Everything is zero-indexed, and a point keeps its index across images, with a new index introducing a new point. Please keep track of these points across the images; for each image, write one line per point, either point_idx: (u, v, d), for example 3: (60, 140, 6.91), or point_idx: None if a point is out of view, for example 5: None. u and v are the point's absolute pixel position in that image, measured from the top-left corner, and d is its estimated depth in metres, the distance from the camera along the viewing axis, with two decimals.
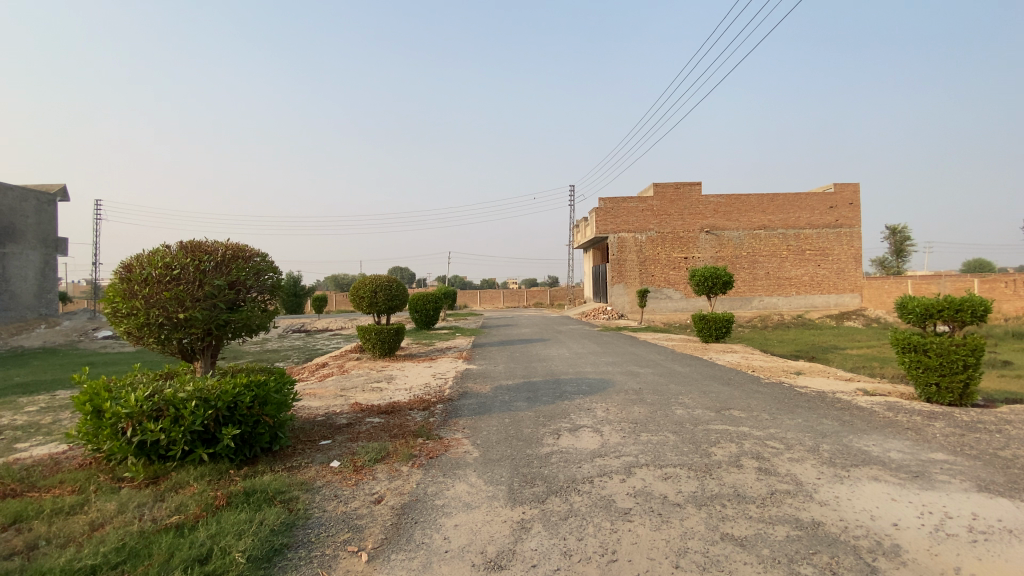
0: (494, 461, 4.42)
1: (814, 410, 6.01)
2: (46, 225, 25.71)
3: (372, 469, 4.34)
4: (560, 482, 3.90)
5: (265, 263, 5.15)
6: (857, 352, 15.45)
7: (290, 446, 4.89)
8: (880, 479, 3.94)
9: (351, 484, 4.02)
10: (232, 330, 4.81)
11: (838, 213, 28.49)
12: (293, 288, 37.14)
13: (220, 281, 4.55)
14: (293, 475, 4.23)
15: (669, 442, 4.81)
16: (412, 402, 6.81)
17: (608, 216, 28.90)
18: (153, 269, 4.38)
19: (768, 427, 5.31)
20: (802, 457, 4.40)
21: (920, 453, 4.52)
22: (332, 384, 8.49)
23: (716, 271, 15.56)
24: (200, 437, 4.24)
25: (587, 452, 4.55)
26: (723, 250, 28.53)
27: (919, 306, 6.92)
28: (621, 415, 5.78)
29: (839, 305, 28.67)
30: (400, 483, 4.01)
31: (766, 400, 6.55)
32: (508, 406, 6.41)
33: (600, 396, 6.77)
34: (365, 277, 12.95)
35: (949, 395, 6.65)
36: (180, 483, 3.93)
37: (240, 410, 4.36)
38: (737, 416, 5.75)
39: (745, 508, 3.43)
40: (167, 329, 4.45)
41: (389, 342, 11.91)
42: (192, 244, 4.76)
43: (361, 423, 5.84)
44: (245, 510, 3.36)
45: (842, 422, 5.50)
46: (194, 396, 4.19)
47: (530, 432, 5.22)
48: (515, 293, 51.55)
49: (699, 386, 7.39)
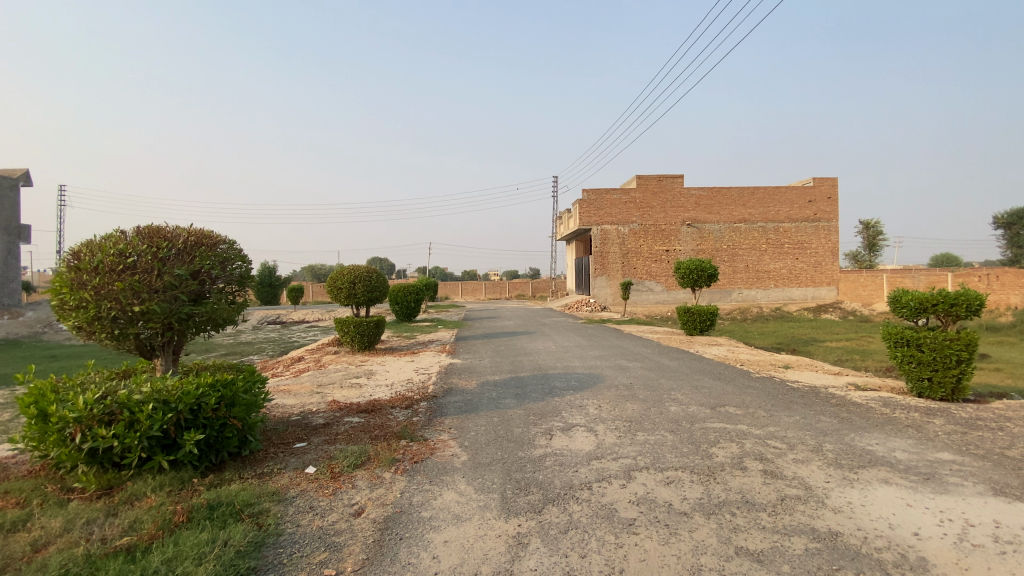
0: (484, 466, 4.11)
1: (810, 407, 5.86)
2: (6, 211, 24.45)
3: (351, 477, 3.99)
4: (556, 489, 3.61)
5: (233, 251, 4.74)
6: (837, 344, 15.57)
7: (261, 450, 4.52)
8: (891, 483, 3.79)
9: (329, 494, 3.67)
10: (196, 325, 4.39)
11: (816, 208, 28.79)
12: (269, 278, 36.18)
13: (182, 271, 4.13)
14: (264, 484, 3.87)
15: (667, 442, 4.56)
16: (394, 400, 6.45)
17: (591, 207, 28.70)
18: (104, 257, 3.91)
19: (767, 425, 5.12)
20: (807, 458, 4.21)
21: (926, 454, 4.39)
22: (308, 381, 8.05)
23: (701, 263, 15.46)
24: (159, 443, 3.83)
25: (583, 455, 4.27)
26: (704, 243, 28.62)
27: (913, 300, 6.83)
28: (615, 413, 5.53)
29: (816, 298, 29.09)
30: (383, 492, 3.68)
31: (760, 395, 6.38)
32: (496, 404, 6.09)
33: (591, 392, 6.50)
34: (343, 267, 12.46)
35: (941, 390, 6.59)
36: (137, 496, 3.53)
37: (204, 413, 3.96)
38: (734, 413, 5.55)
39: (757, 517, 3.20)
40: (122, 323, 4.01)
41: (368, 335, 11.49)
42: (150, 229, 4.31)
43: (339, 423, 5.48)
44: (208, 528, 2.98)
45: (841, 419, 5.34)
46: (152, 399, 3.76)
47: (521, 432, 4.92)
48: (496, 285, 51.16)
49: (691, 381, 7.20)
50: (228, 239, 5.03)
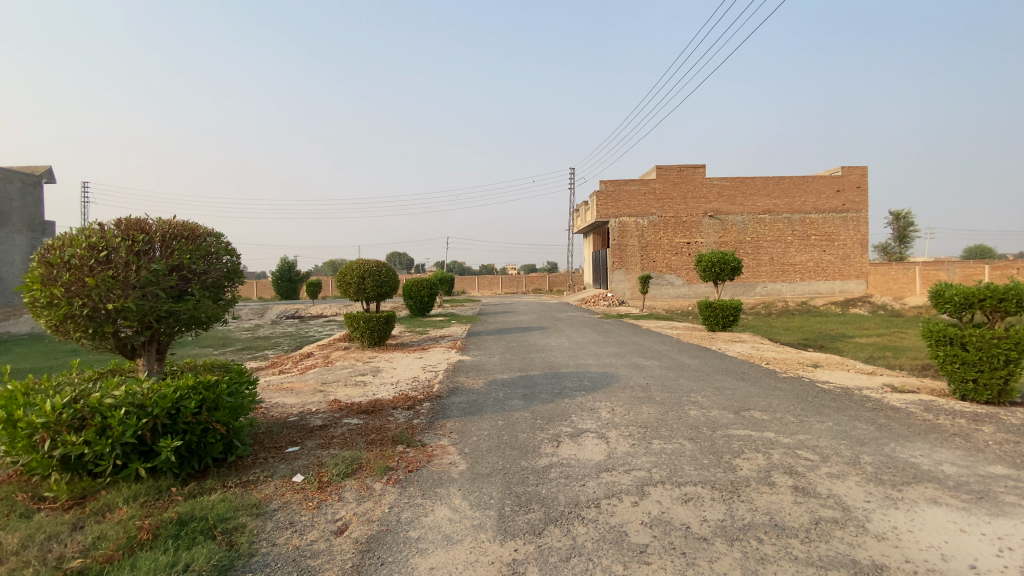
0: (483, 477, 3.77)
1: (844, 411, 5.38)
2: (31, 207, 24.98)
3: (339, 487, 3.69)
4: (560, 506, 3.25)
5: (218, 244, 4.53)
6: (867, 341, 14.82)
7: (250, 455, 4.27)
8: (940, 503, 3.34)
9: (312, 507, 3.38)
10: (178, 323, 4.17)
11: (844, 197, 27.68)
12: (288, 273, 36.50)
13: (158, 265, 3.90)
14: (246, 494, 3.60)
15: (685, 452, 4.16)
16: (395, 400, 6.14)
17: (609, 199, 28.14)
18: (76, 251, 3.73)
19: (797, 432, 4.66)
20: (843, 472, 3.76)
21: (977, 467, 3.90)
22: (313, 378, 7.82)
23: (723, 256, 14.84)
24: (135, 449, 3.62)
25: (591, 465, 3.91)
26: (726, 235, 27.79)
27: (957, 295, 6.23)
28: (628, 417, 5.13)
29: (844, 292, 28.04)
30: (370, 506, 3.36)
31: (787, 398, 5.91)
32: (502, 405, 5.75)
33: (604, 394, 6.11)
34: (353, 261, 12.24)
35: (986, 393, 6.02)
36: (108, 507, 3.31)
37: (183, 417, 3.72)
38: (758, 418, 5.11)
39: (788, 544, 2.81)
40: (98, 321, 3.82)
41: (378, 331, 11.25)
42: (128, 220, 4.12)
43: (337, 425, 5.21)
44: (169, 551, 2.71)
45: (879, 426, 4.85)
46: (125, 403, 3.55)
47: (527, 438, 4.56)
48: (513, 279, 50.77)
49: (712, 382, 6.74)
50: (216, 233, 4.83)
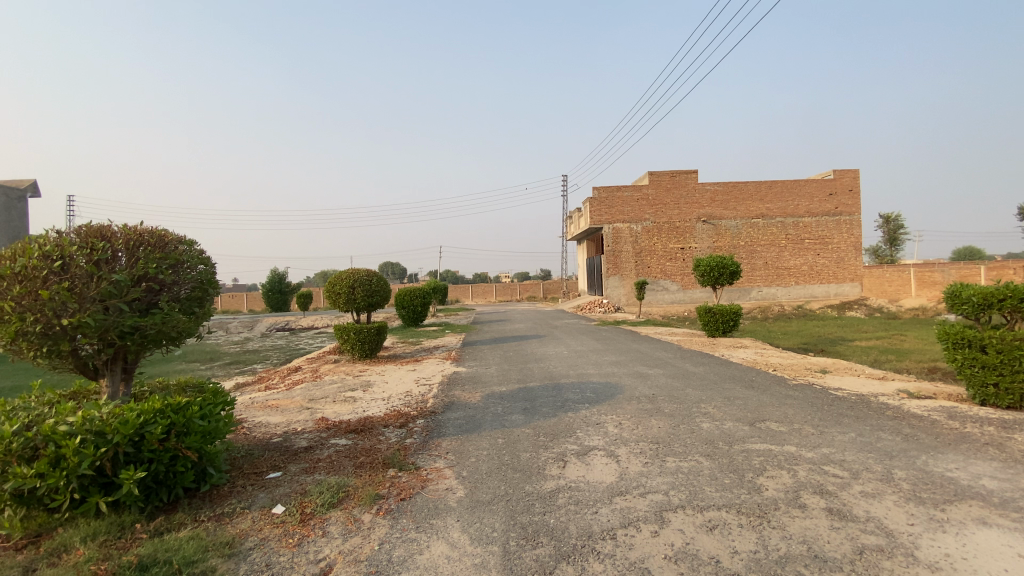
0: (483, 505, 3.40)
1: (864, 421, 5.06)
2: (15, 222, 24.37)
3: (323, 520, 3.30)
4: (571, 539, 2.90)
5: (189, 253, 4.17)
6: (867, 343, 14.62)
7: (227, 484, 3.88)
8: (992, 524, 3.01)
9: (292, 546, 2.99)
10: (144, 339, 3.80)
11: (837, 201, 27.70)
12: (279, 284, 35.93)
13: (119, 276, 3.54)
14: (219, 530, 3.21)
15: (703, 471, 3.81)
16: (387, 418, 5.76)
17: (603, 206, 27.95)
18: (26, 261, 3.36)
19: (820, 445, 4.33)
20: (878, 491, 3.43)
21: (1019, 481, 3.58)
22: (300, 395, 7.41)
23: (722, 260, 14.61)
24: (95, 481, 3.22)
25: (603, 489, 3.55)
26: (720, 240, 27.67)
27: (975, 295, 5.97)
28: (638, 432, 4.79)
29: (839, 295, 27.95)
30: (358, 543, 2.98)
31: (802, 407, 5.59)
32: (502, 421, 5.39)
33: (609, 406, 5.76)
34: (342, 271, 11.86)
35: (1009, 398, 5.68)
36: (64, 546, 2.93)
37: (148, 445, 3.33)
38: (776, 430, 4.78)
39: None
40: (54, 337, 3.47)
41: (370, 342, 10.85)
42: (89, 228, 3.75)
43: (323, 447, 4.83)
44: None
45: (906, 437, 4.54)
46: (83, 430, 3.16)
47: (529, 459, 4.20)
48: (506, 288, 50.46)
49: (721, 391, 6.41)
50: (188, 242, 4.45)
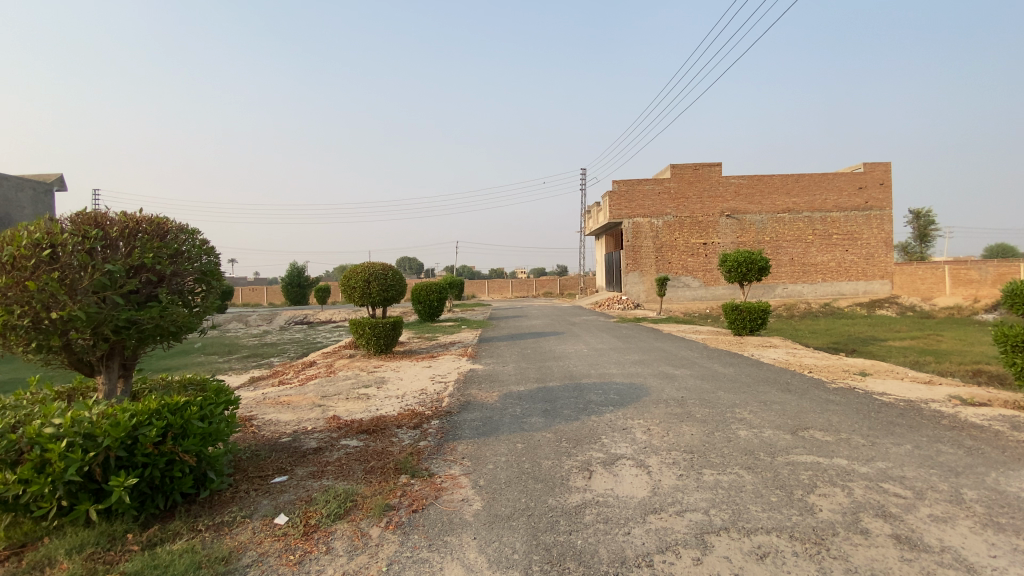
0: (502, 521, 3.09)
1: (919, 430, 4.61)
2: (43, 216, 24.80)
3: (328, 534, 3.02)
4: (602, 566, 2.56)
5: (190, 242, 3.91)
6: (903, 344, 13.96)
7: (230, 488, 3.64)
8: None
9: (292, 563, 2.72)
10: (140, 335, 3.55)
11: (867, 195, 26.69)
12: (298, 278, 36.18)
13: (113, 266, 3.29)
14: (217, 542, 2.96)
15: (746, 486, 3.44)
16: (401, 418, 5.48)
17: (623, 200, 27.40)
18: (16, 250, 3.15)
19: (875, 459, 3.91)
20: (950, 515, 3.03)
21: None
22: (313, 391, 7.19)
23: (751, 255, 14.05)
24: (84, 487, 2.98)
25: (634, 505, 3.20)
26: (744, 235, 26.92)
27: None
28: (669, 440, 4.42)
29: (868, 292, 27.00)
30: (364, 563, 2.69)
31: (847, 414, 5.16)
32: (521, 424, 5.06)
33: (635, 410, 5.39)
34: (358, 265, 11.64)
35: None
36: (47, 559, 2.68)
37: (140, 448, 3.07)
38: (823, 440, 4.36)
39: None
40: (44, 332, 3.24)
41: (385, 338, 10.62)
42: (85, 215, 3.51)
43: (333, 448, 4.56)
44: None
45: (969, 450, 4.09)
46: (72, 432, 2.92)
47: (551, 467, 3.87)
48: (523, 283, 50.30)
49: (754, 394, 6.00)
50: (192, 232, 4.19)
